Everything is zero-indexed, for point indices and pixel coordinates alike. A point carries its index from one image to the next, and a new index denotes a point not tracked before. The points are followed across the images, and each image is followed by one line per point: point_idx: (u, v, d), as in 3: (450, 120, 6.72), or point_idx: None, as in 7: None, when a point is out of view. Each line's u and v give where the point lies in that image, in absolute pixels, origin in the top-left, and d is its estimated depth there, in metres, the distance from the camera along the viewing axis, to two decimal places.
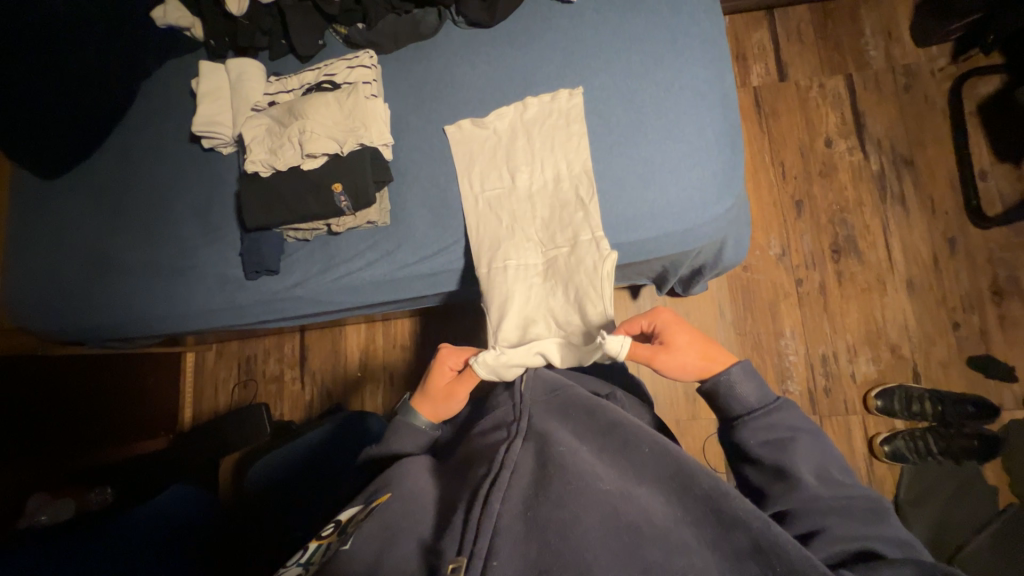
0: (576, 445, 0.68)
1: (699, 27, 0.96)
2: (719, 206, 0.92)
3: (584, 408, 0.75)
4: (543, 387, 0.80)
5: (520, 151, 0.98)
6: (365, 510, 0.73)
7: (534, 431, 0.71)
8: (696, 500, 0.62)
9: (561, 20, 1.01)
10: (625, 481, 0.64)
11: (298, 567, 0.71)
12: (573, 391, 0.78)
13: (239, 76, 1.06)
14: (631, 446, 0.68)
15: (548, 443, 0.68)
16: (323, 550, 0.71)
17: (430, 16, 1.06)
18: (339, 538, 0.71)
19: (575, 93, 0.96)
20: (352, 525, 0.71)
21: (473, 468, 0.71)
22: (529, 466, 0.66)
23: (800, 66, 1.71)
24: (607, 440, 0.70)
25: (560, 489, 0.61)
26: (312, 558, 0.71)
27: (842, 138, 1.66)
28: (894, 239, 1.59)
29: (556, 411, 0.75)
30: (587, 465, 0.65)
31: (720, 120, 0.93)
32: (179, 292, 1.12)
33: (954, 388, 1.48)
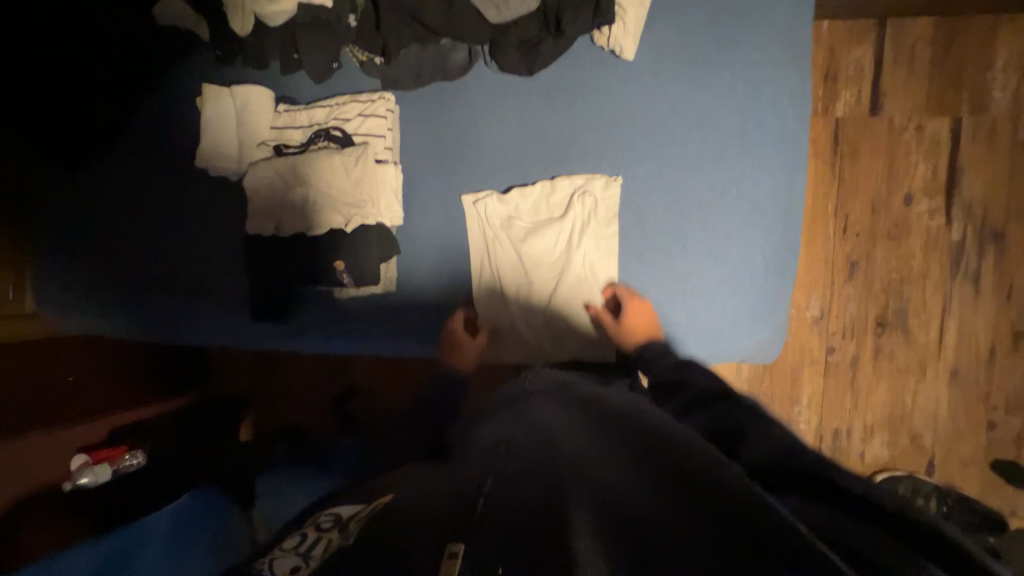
0: (564, 428, 0.64)
1: (777, 120, 0.80)
2: (751, 336, 0.83)
3: (581, 402, 0.71)
4: (549, 381, 0.82)
5: (537, 245, 0.88)
6: (371, 510, 0.64)
7: (528, 418, 0.70)
8: (666, 459, 0.50)
9: (611, 82, 0.85)
10: (604, 454, 0.56)
11: (296, 557, 0.62)
12: (577, 392, 0.74)
13: (244, 103, 0.96)
14: (619, 424, 0.61)
15: (540, 429, 0.65)
16: (323, 542, 0.64)
17: (459, 53, 0.90)
18: (343, 537, 0.61)
19: (613, 183, 0.83)
20: (357, 522, 0.64)
21: (476, 448, 0.69)
22: (521, 443, 0.63)
23: (901, 98, 1.43)
24: (597, 420, 0.64)
25: (540, 464, 0.56)
26: (312, 553, 0.62)
27: (926, 196, 1.43)
28: (952, 322, 1.44)
29: (557, 404, 0.73)
30: (573, 444, 0.59)
31: (776, 239, 0.81)
32: (196, 317, 1.14)
33: (967, 486, 1.43)
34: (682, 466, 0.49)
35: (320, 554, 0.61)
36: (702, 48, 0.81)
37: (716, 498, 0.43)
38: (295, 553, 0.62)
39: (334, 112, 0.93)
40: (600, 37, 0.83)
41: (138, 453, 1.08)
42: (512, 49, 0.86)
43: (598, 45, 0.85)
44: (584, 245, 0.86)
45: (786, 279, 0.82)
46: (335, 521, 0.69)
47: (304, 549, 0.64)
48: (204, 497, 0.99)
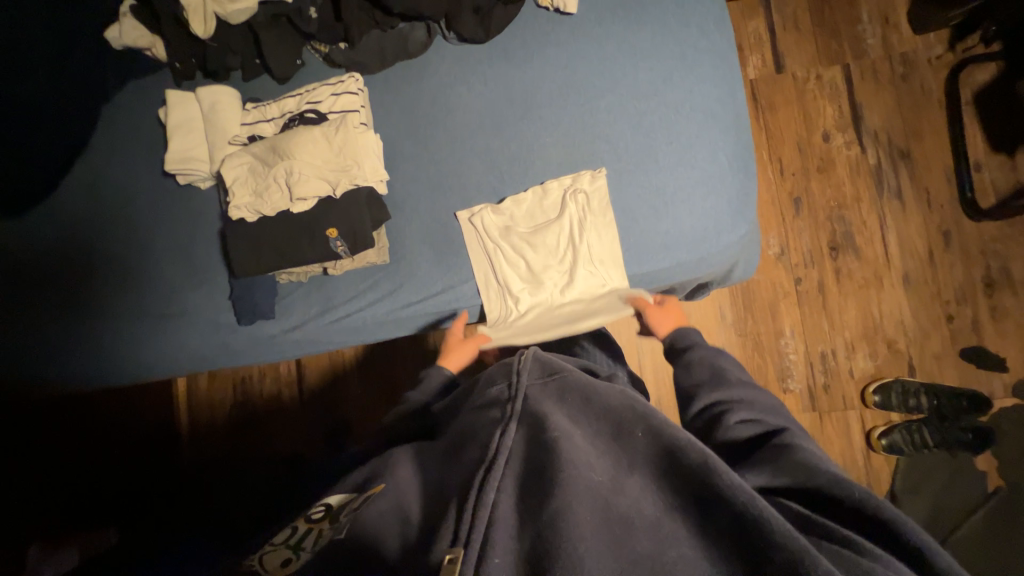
0: (567, 423, 0.59)
1: (708, 42, 0.92)
2: (734, 234, 0.90)
3: (581, 392, 0.65)
4: (542, 369, 0.71)
5: (541, 247, 0.95)
6: (359, 501, 0.69)
7: (525, 407, 0.63)
8: (686, 472, 0.51)
9: (560, 34, 0.94)
10: (615, 466, 0.55)
11: (286, 549, 0.69)
12: (574, 374, 0.68)
13: (213, 105, 0.97)
14: (627, 425, 0.59)
15: (541, 423, 0.59)
16: (314, 535, 0.68)
17: (418, 31, 0.97)
18: (333, 528, 0.67)
19: (599, 176, 0.90)
20: (345, 515, 0.68)
21: (473, 449, 0.62)
22: (520, 444, 0.59)
23: (797, 56, 1.66)
24: (602, 421, 0.61)
25: (547, 473, 0.53)
26: (303, 543, 0.68)
27: (840, 132, 1.63)
28: (891, 234, 1.60)
29: (552, 394, 0.65)
30: (577, 444, 0.56)
31: (732, 142, 0.90)
32: (175, 340, 1.07)
33: (948, 379, 1.52)
34: (696, 480, 0.50)
35: (312, 544, 0.67)
36: None
37: (729, 514, 0.48)
38: (287, 544, 0.69)
39: (306, 97, 0.95)
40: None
41: None
42: (467, 17, 0.94)
43: (542, 6, 0.95)
44: (566, 189, 0.92)
45: (748, 176, 0.91)
46: (324, 510, 0.72)
47: (294, 540, 0.69)
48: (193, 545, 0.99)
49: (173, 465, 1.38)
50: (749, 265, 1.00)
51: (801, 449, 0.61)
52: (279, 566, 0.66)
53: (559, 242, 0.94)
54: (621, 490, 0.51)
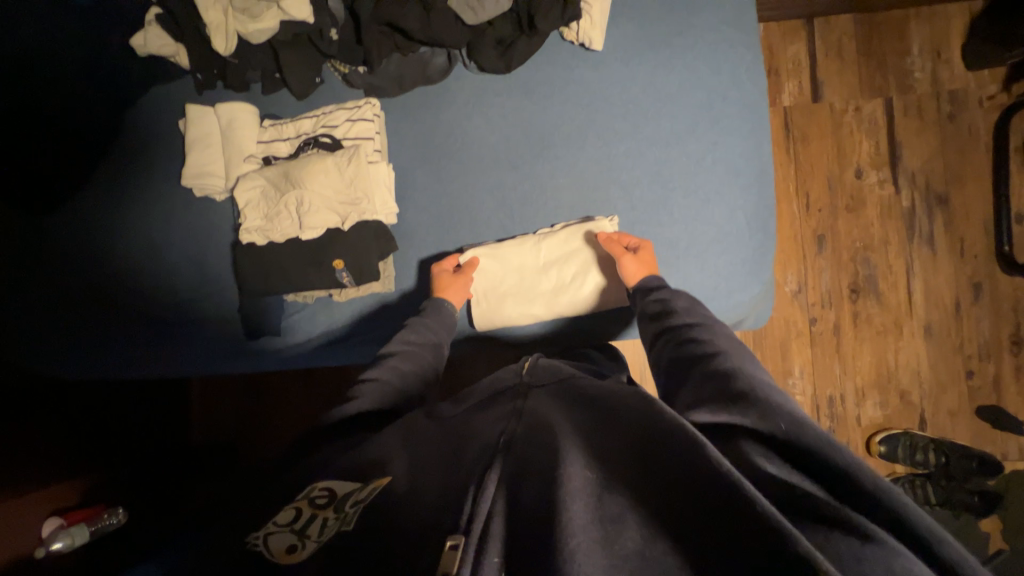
0: (565, 420, 0.60)
1: (738, 93, 0.89)
2: (745, 292, 0.89)
3: (582, 395, 0.66)
4: (550, 373, 0.75)
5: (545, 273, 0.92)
6: (368, 493, 0.61)
7: (527, 410, 0.66)
8: (676, 458, 0.48)
9: (584, 71, 0.91)
10: (607, 458, 0.53)
11: (291, 534, 0.58)
12: (578, 381, 0.71)
13: (230, 122, 0.98)
14: (622, 420, 0.57)
15: (541, 427, 0.61)
16: (320, 522, 0.59)
17: (440, 57, 0.95)
18: (341, 519, 0.59)
19: (611, 222, 0.89)
20: (353, 505, 0.60)
21: (474, 443, 0.63)
22: (522, 437, 0.60)
23: (837, 86, 1.58)
24: (598, 416, 0.60)
25: (542, 469, 0.52)
26: (308, 530, 0.58)
27: (874, 169, 1.56)
28: (918, 281, 1.53)
29: (558, 399, 0.67)
30: (573, 440, 0.55)
31: (752, 199, 0.88)
32: (186, 345, 1.10)
33: (959, 436, 1.48)
34: (681, 466, 0.47)
35: (319, 534, 0.57)
36: (663, 37, 0.90)
37: (714, 500, 0.43)
38: (291, 530, 0.58)
39: (322, 121, 0.95)
40: (569, 33, 0.90)
41: (117, 511, 1.07)
42: (489, 49, 0.91)
43: (568, 40, 0.92)
44: (578, 233, 0.90)
45: (766, 235, 0.89)
46: (329, 497, 0.62)
47: (301, 526, 0.59)
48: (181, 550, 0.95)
49: (182, 443, 1.40)
50: (759, 319, 0.92)
51: (754, 384, 0.57)
52: (284, 553, 0.55)
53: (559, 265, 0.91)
54: (615, 484, 0.49)
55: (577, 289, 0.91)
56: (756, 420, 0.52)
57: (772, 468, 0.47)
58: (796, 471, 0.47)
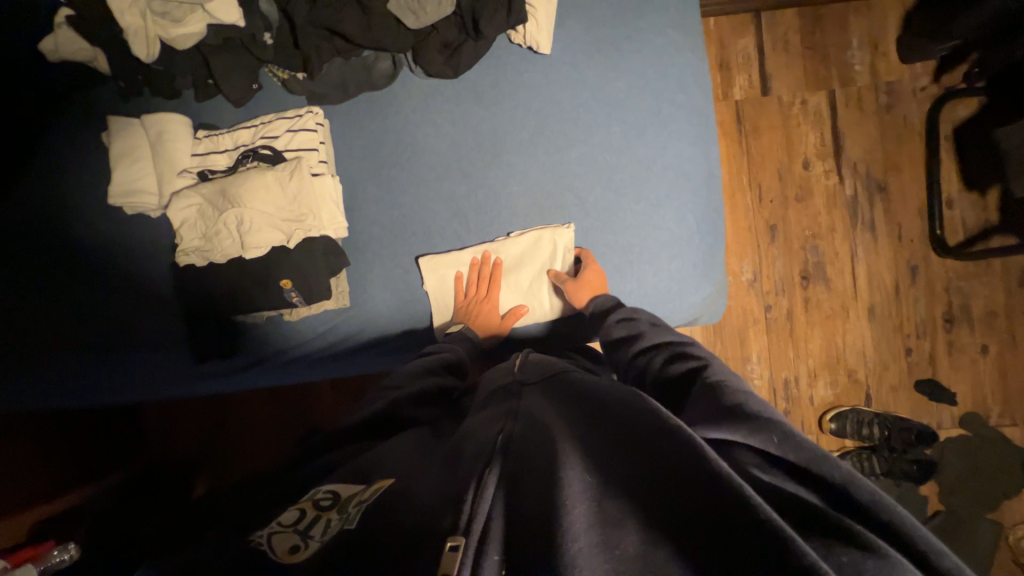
0: (562, 420, 0.61)
1: (686, 96, 0.90)
2: (698, 293, 0.91)
3: (579, 389, 0.67)
4: (543, 371, 0.76)
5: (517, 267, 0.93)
6: (372, 492, 0.60)
7: (521, 408, 0.66)
8: (670, 454, 0.49)
9: (534, 76, 0.90)
10: (603, 457, 0.54)
11: (296, 535, 0.57)
12: (573, 376, 0.72)
13: (160, 134, 0.91)
14: (617, 416, 0.58)
15: (538, 425, 0.61)
16: (324, 523, 0.58)
17: (384, 62, 0.92)
18: (343, 518, 0.58)
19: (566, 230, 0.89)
20: (355, 506, 0.59)
21: (470, 445, 0.62)
22: (519, 435, 0.60)
23: (784, 79, 1.62)
24: (591, 412, 0.61)
25: (542, 471, 0.53)
26: (312, 532, 0.57)
27: (820, 160, 1.62)
28: (861, 266, 1.62)
29: (551, 396, 0.68)
30: (570, 440, 0.56)
31: (702, 201, 0.90)
32: (129, 373, 1.04)
33: (901, 409, 1.59)
34: (673, 469, 0.48)
35: (321, 534, 0.56)
36: (610, 40, 0.89)
37: (707, 493, 0.45)
38: (295, 529, 0.58)
39: (261, 131, 0.90)
40: (516, 35, 0.88)
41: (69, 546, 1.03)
42: (435, 53, 0.88)
43: (516, 43, 0.90)
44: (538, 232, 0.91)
45: (716, 236, 0.91)
46: (333, 499, 0.61)
47: (304, 526, 0.58)
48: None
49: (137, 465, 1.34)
50: (713, 316, 0.95)
51: (741, 397, 0.60)
52: (287, 553, 0.54)
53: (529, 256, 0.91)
54: (614, 488, 0.51)
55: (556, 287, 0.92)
56: (751, 428, 0.54)
57: (771, 476, 0.50)
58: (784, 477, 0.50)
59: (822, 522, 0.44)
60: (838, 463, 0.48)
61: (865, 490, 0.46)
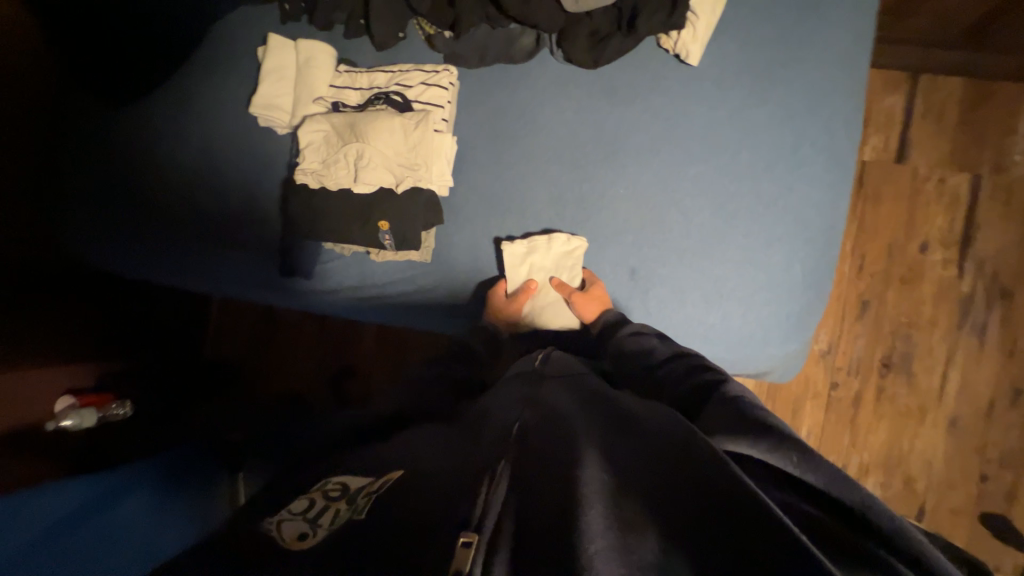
0: (579, 420, 0.61)
1: (829, 142, 0.84)
2: (780, 347, 0.86)
3: (600, 397, 0.67)
4: (567, 368, 0.78)
5: (601, 270, 0.90)
6: (381, 485, 0.58)
7: (542, 403, 0.66)
8: (687, 470, 0.49)
9: (673, 85, 0.87)
10: (613, 454, 0.54)
11: (303, 522, 0.55)
12: (591, 384, 0.71)
13: (307, 60, 0.97)
14: (639, 427, 0.58)
15: (557, 421, 0.61)
16: (332, 511, 0.56)
17: (527, 37, 0.92)
18: (353, 510, 0.56)
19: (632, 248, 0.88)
20: (365, 496, 0.57)
21: (490, 424, 0.64)
22: (536, 429, 0.60)
23: (926, 150, 1.48)
24: (610, 419, 0.61)
25: (556, 466, 0.53)
26: (320, 520, 0.55)
27: (941, 247, 1.47)
28: (956, 371, 1.46)
29: (573, 397, 0.68)
30: (587, 436, 0.56)
31: (814, 255, 0.84)
32: (217, 268, 1.13)
33: (956, 536, 1.43)
34: (689, 479, 0.48)
35: (330, 522, 0.54)
36: (764, 65, 0.85)
37: (723, 506, 0.43)
38: (303, 517, 0.56)
39: (397, 77, 0.94)
40: (667, 40, 0.86)
41: (125, 404, 1.11)
42: (581, 40, 0.88)
43: (663, 48, 0.88)
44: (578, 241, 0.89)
45: (818, 294, 0.86)
46: (342, 490, 0.59)
47: (313, 514, 0.56)
48: (164, 473, 1.01)
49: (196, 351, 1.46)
50: (785, 374, 0.90)
51: (756, 406, 0.57)
52: (294, 539, 0.52)
53: (617, 261, 0.89)
54: (628, 488, 0.49)
55: (637, 299, 0.88)
56: (762, 440, 0.51)
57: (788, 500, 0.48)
58: (802, 498, 0.48)
59: (854, 552, 0.41)
60: (859, 486, 0.44)
61: (888, 515, 0.42)
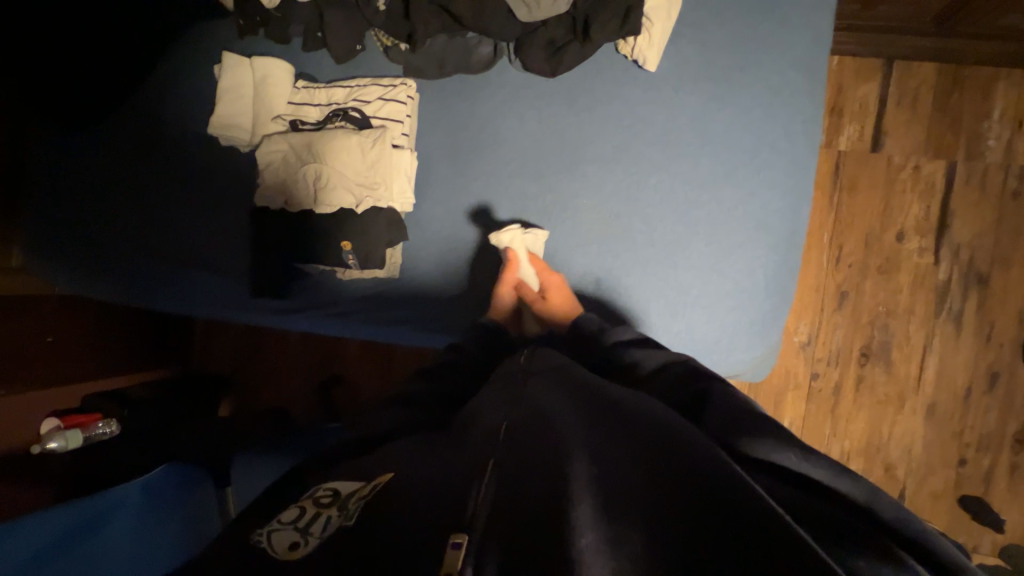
0: (568, 416, 0.58)
1: (789, 145, 0.84)
2: (746, 352, 0.87)
3: (588, 387, 0.64)
4: (546, 362, 0.75)
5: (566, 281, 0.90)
6: (371, 488, 0.56)
7: (530, 403, 0.64)
8: (673, 455, 0.47)
9: (632, 91, 0.87)
10: (600, 445, 0.52)
11: (294, 532, 0.53)
12: (580, 372, 0.69)
13: (264, 77, 0.96)
14: (624, 412, 0.56)
15: (545, 421, 0.59)
16: (322, 519, 0.54)
17: (485, 47, 0.91)
18: (343, 516, 0.53)
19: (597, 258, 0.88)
20: (356, 503, 0.54)
21: (475, 433, 0.63)
22: (523, 430, 0.58)
23: (901, 138, 1.48)
24: (596, 408, 0.59)
25: (547, 462, 0.51)
26: (312, 528, 0.53)
27: (918, 235, 1.48)
28: (934, 358, 1.48)
29: (560, 392, 0.65)
30: (574, 430, 0.55)
31: (778, 259, 0.85)
32: (189, 288, 1.12)
33: (935, 519, 1.46)
34: (676, 461, 0.46)
35: (322, 530, 0.52)
36: (722, 68, 0.84)
37: (717, 488, 0.42)
38: (294, 526, 0.54)
39: (355, 93, 0.93)
40: (624, 46, 0.85)
41: (113, 423, 1.10)
42: (538, 49, 0.87)
43: (622, 54, 0.87)
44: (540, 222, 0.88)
45: (783, 298, 0.86)
46: (333, 496, 0.57)
47: (305, 522, 0.54)
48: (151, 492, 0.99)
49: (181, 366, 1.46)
50: (755, 376, 0.90)
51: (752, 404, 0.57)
52: (286, 549, 0.50)
53: (581, 273, 0.89)
54: (620, 479, 0.47)
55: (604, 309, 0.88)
56: (770, 436, 0.51)
57: (784, 488, 0.47)
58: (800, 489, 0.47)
59: (856, 537, 0.41)
60: (858, 479, 0.46)
61: (888, 507, 0.43)
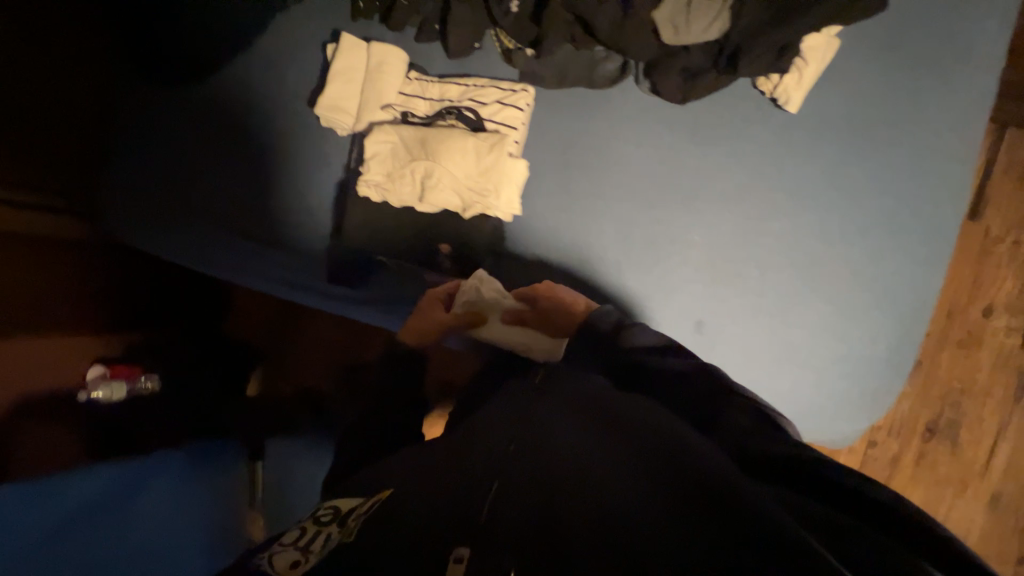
0: (572, 437, 0.57)
1: (931, 210, 0.78)
2: (852, 422, 0.82)
3: (589, 400, 0.62)
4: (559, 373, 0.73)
5: (665, 320, 0.85)
6: (370, 506, 0.56)
7: (533, 421, 0.63)
8: (677, 475, 0.45)
9: (767, 130, 0.82)
10: (609, 465, 0.51)
11: (296, 550, 0.51)
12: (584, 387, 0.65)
13: (379, 64, 0.94)
14: (634, 429, 0.53)
15: (548, 439, 0.58)
16: (322, 538, 0.52)
17: (612, 63, 0.87)
18: (343, 532, 0.52)
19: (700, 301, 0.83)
20: (355, 520, 0.54)
21: (481, 445, 0.62)
22: (526, 447, 0.57)
23: (1004, 210, 1.39)
24: (601, 423, 0.57)
25: (548, 483, 0.49)
26: (312, 545, 0.51)
27: (1007, 314, 1.39)
28: (1005, 445, 1.39)
29: (562, 405, 0.63)
30: (582, 452, 0.53)
31: (902, 328, 0.79)
32: (238, 258, 1.00)
33: None
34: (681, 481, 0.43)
35: (321, 547, 0.50)
36: (869, 120, 0.78)
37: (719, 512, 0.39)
38: (295, 546, 0.52)
39: (471, 92, 0.90)
40: (765, 82, 0.81)
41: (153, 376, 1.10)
42: (672, 74, 0.83)
43: (759, 90, 0.82)
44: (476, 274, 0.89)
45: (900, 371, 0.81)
46: (333, 516, 0.57)
47: (303, 542, 0.52)
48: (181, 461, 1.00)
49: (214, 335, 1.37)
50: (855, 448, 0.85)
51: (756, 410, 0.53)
52: (286, 568, 0.47)
53: (683, 313, 0.84)
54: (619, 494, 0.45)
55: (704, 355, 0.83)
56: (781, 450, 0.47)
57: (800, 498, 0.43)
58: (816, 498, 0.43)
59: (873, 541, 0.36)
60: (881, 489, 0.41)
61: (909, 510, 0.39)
